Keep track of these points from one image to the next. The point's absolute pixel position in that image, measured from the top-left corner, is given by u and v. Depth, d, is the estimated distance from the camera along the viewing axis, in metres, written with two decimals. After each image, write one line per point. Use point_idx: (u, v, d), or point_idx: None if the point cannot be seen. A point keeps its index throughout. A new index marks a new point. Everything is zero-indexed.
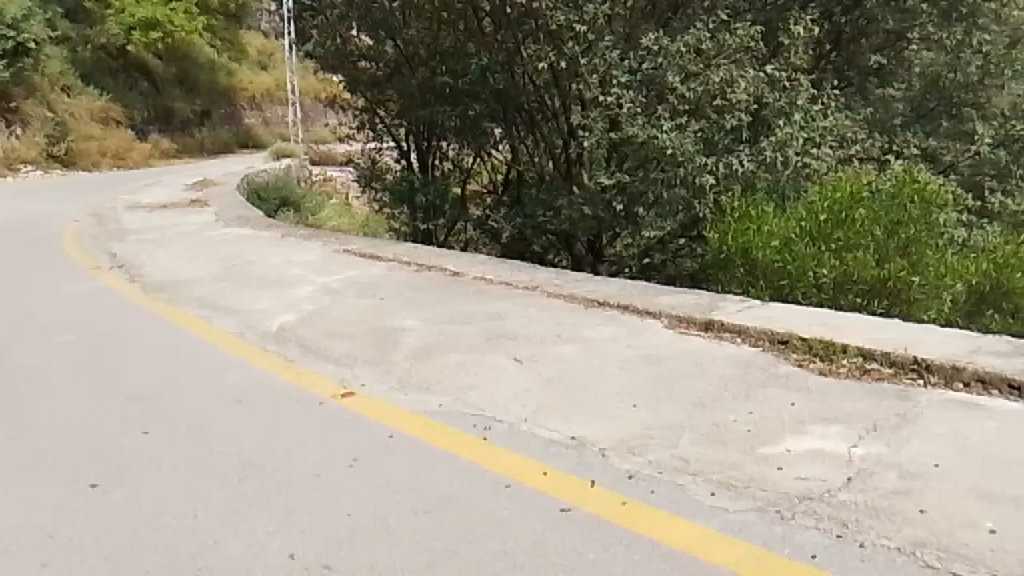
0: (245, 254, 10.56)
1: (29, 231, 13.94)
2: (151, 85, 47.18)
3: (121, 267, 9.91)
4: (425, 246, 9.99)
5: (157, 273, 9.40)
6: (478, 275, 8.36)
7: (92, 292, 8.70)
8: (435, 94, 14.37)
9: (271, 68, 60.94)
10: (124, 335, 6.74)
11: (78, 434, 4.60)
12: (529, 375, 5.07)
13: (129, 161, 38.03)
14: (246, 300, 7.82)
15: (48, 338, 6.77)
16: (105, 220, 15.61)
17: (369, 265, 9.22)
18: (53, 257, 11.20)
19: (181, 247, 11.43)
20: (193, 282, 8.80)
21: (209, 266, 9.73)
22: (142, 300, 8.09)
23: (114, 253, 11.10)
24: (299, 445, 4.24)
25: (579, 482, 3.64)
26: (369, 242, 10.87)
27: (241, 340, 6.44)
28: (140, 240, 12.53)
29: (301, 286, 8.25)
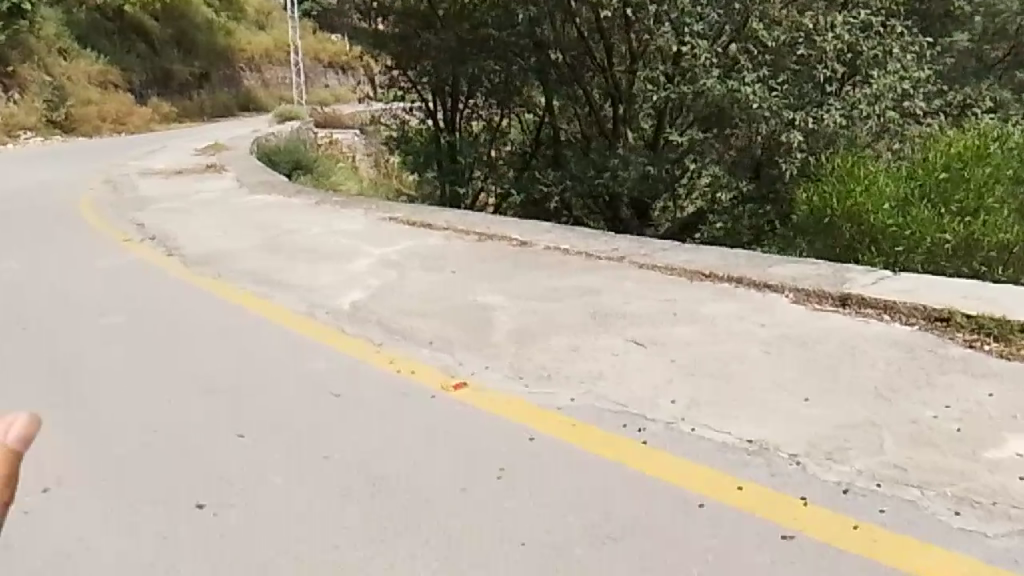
0: (283, 222, 9.87)
1: (43, 201, 13.19)
2: (149, 47, 45.88)
3: (153, 239, 9.23)
4: (477, 213, 9.27)
5: (192, 245, 8.70)
6: (547, 243, 7.69)
7: (126, 266, 8.00)
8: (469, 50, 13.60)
9: (269, 29, 59.53)
10: (175, 314, 6.07)
11: (160, 435, 3.99)
12: (662, 361, 4.43)
13: (130, 126, 37.04)
14: (301, 273, 7.17)
15: (91, 318, 6.09)
16: (122, 186, 14.86)
17: (423, 234, 8.55)
18: (73, 228, 10.47)
19: (208, 216, 10.72)
20: (235, 254, 8.11)
21: (247, 236, 9.02)
22: (185, 274, 7.41)
23: (141, 223, 10.41)
24: (427, 447, 3.65)
25: (786, 499, 3.05)
26: (410, 209, 10.12)
27: (311, 320, 5.80)
28: (163, 208, 11.81)
29: (358, 257, 7.59)
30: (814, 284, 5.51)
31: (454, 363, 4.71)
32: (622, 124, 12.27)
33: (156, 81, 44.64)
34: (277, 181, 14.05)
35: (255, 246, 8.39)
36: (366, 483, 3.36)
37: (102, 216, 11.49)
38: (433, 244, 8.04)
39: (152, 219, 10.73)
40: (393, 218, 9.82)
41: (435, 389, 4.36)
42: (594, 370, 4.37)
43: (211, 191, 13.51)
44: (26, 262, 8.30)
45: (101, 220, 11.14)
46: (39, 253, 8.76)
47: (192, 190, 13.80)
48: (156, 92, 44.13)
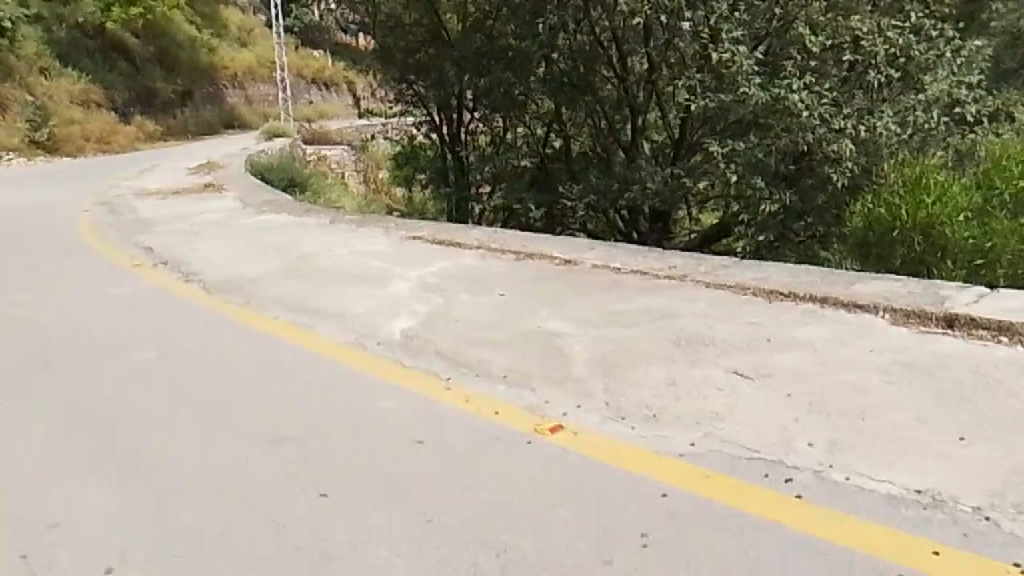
0: (301, 242, 9.37)
1: (40, 223, 12.58)
2: (130, 65, 45.12)
3: (165, 264, 8.69)
4: (507, 230, 8.81)
5: (210, 269, 8.18)
6: (592, 260, 7.21)
7: (144, 295, 7.46)
8: (484, 57, 13.34)
9: (251, 45, 59.06)
10: (210, 348, 5.55)
11: (225, 499, 3.47)
12: (778, 396, 4.00)
13: (114, 145, 36.34)
14: (337, 298, 6.67)
15: (118, 356, 5.56)
16: (119, 207, 14.27)
17: (456, 252, 8.10)
18: (77, 253, 9.89)
19: (218, 237, 10.18)
20: (259, 279, 7.60)
21: (267, 259, 8.50)
22: (211, 303, 6.88)
23: (148, 246, 9.86)
24: (547, 506, 3.18)
25: (996, 570, 2.62)
26: (433, 228, 9.63)
27: (362, 352, 5.29)
28: (168, 230, 11.25)
29: (394, 280, 7.11)
30: (909, 302, 5.10)
31: (538, 400, 4.22)
32: (639, 140, 12.30)
33: (139, 99, 43.89)
34: (283, 198, 13.53)
35: (279, 270, 7.88)
36: (491, 554, 2.89)
37: (105, 239, 10.93)
38: (470, 263, 7.57)
39: (159, 242, 10.17)
40: (417, 237, 9.33)
41: (526, 432, 3.86)
42: (705, 408, 3.92)
43: (215, 210, 12.98)
44: (35, 292, 7.75)
45: (105, 244, 10.56)
46: (46, 282, 8.20)
47: (195, 209, 13.25)
48: (139, 110, 43.36)
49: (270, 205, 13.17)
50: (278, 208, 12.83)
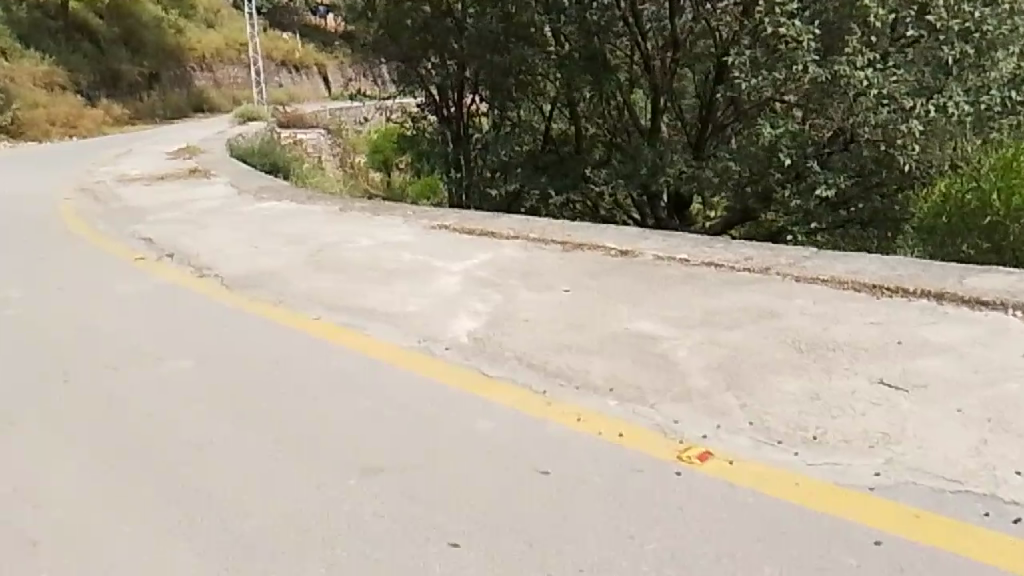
0: (316, 232, 8.69)
1: (18, 214, 11.61)
2: (94, 46, 43.35)
3: (172, 257, 7.95)
4: (544, 218, 8.17)
5: (225, 262, 7.42)
6: (650, 248, 6.60)
7: (158, 292, 6.68)
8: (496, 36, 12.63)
9: (219, 26, 57.47)
10: (255, 355, 4.88)
11: (330, 552, 2.84)
12: (948, 413, 3.49)
13: (81, 129, 34.95)
14: (380, 294, 6.04)
15: (148, 365, 4.85)
16: (102, 195, 13.39)
17: (494, 242, 7.50)
18: (68, 245, 9.01)
19: (220, 227, 9.37)
20: (283, 273, 6.87)
21: (285, 252, 7.75)
22: (238, 302, 6.14)
23: (147, 237, 9.10)
24: (743, 558, 2.64)
25: None
26: (460, 216, 8.94)
27: (430, 359, 4.64)
28: (162, 219, 10.40)
29: (437, 274, 6.49)
30: None
31: (665, 420, 3.64)
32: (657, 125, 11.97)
33: (104, 82, 42.21)
34: (281, 184, 12.69)
35: (303, 263, 7.22)
36: None
37: (94, 229, 10.04)
38: (516, 254, 6.92)
39: (156, 232, 9.33)
40: (444, 226, 8.65)
41: (667, 459, 3.29)
42: (871, 429, 3.40)
43: (209, 197, 12.11)
44: (31, 291, 6.93)
45: (96, 234, 9.68)
46: (41, 278, 7.36)
47: (186, 196, 12.36)
48: (104, 93, 41.68)
49: (269, 191, 12.34)
50: (278, 194, 12.02)
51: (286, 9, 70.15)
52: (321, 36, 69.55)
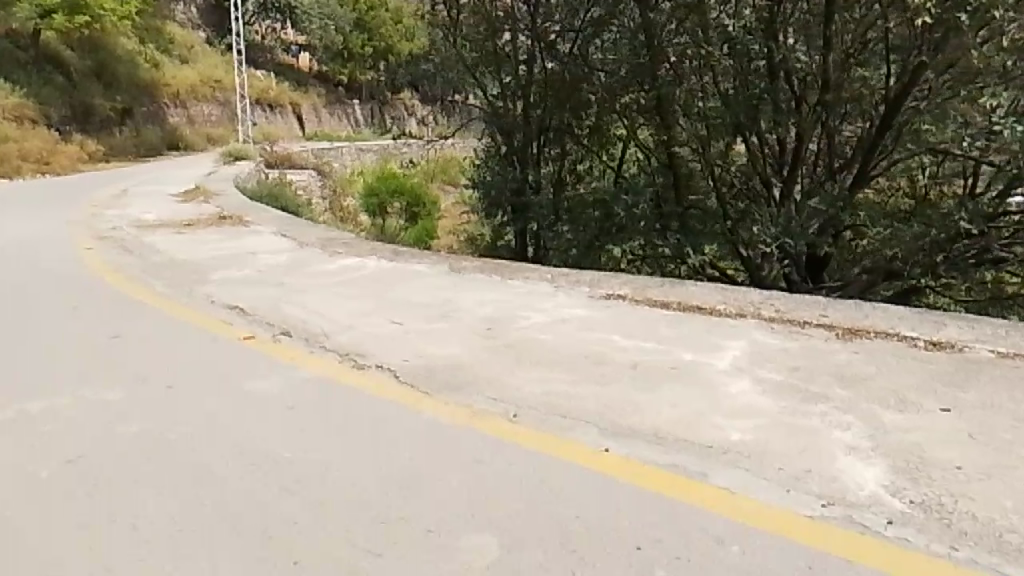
0: (458, 299, 6.93)
1: (37, 269, 9.49)
2: (65, 78, 40.73)
3: (289, 336, 6.09)
4: (755, 289, 6.39)
5: (372, 350, 5.54)
6: (968, 341, 5.00)
7: (312, 391, 4.80)
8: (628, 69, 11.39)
9: (193, 63, 55.48)
10: (587, 527, 3.10)
11: None
12: None
13: (55, 166, 32.50)
14: (658, 400, 4.29)
15: (430, 547, 3.01)
16: (128, 244, 11.37)
17: (721, 318, 5.82)
18: (130, 313, 7.00)
19: (319, 291, 7.47)
20: (476, 366, 5.04)
21: (443, 331, 5.93)
22: (452, 416, 4.32)
23: (233, 303, 7.20)
24: None
25: None
26: (624, 280, 7.18)
27: (874, 545, 2.92)
28: (228, 278, 8.42)
29: (704, 366, 4.77)
30: None
31: None
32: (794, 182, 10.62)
33: (75, 116, 39.59)
34: (348, 236, 10.83)
35: (488, 347, 5.46)
36: None
37: (149, 290, 8.02)
38: (782, 340, 5.22)
39: (238, 298, 7.40)
40: (615, 294, 6.70)
41: None
42: None
43: (268, 250, 10.17)
44: (125, 392, 4.94)
45: (156, 297, 7.67)
46: (126, 370, 5.38)
47: (237, 249, 10.39)
48: (75, 128, 39.06)
49: (338, 243, 10.47)
50: (352, 247, 10.18)
51: (260, 48, 68.23)
52: (294, 74, 67.67)
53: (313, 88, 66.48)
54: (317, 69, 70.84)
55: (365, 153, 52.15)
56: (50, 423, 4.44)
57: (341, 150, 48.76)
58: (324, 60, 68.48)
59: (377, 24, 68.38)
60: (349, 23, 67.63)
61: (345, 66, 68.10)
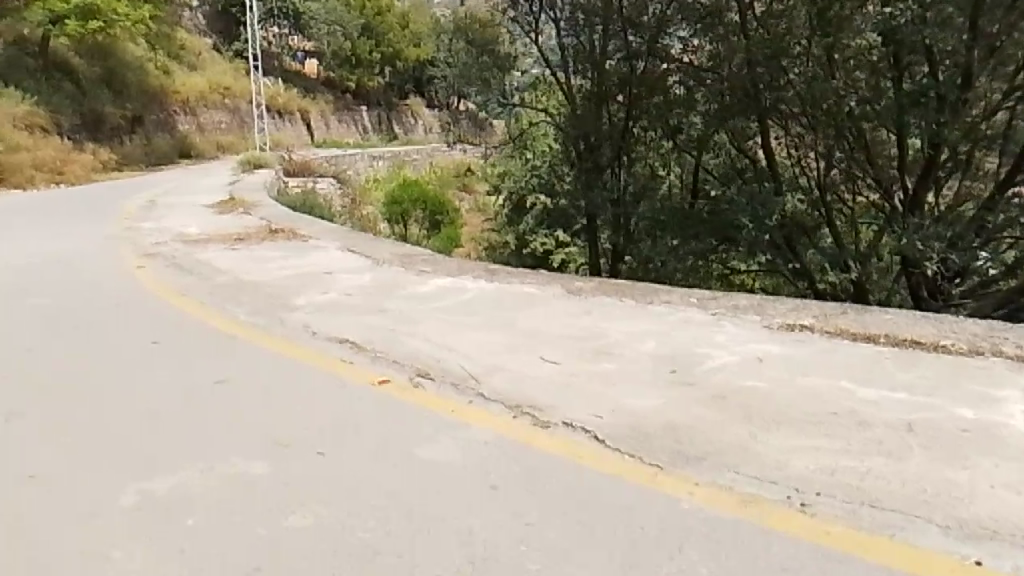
0: (607, 329, 5.94)
1: (92, 294, 8.46)
2: (74, 85, 39.56)
3: (428, 382, 5.06)
4: (971, 319, 5.45)
5: (549, 396, 4.54)
6: None
7: (508, 459, 3.80)
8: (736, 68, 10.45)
9: (202, 70, 54.43)
10: None
11: None
12: None
13: (68, 176, 31.40)
14: (986, 479, 3.32)
15: None
16: (182, 261, 10.35)
17: (956, 357, 4.86)
18: (222, 350, 5.97)
19: (435, 322, 6.49)
20: (702, 424, 4.04)
21: (621, 371, 4.94)
22: (715, 501, 3.32)
23: (340, 336, 6.17)
24: None
25: None
26: (793, 306, 6.21)
27: None
28: (318, 304, 7.44)
29: (1003, 427, 3.80)
30: None
31: None
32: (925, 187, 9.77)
33: (85, 125, 38.50)
34: (426, 252, 9.83)
35: (693, 394, 4.48)
36: None
37: (231, 319, 7.00)
38: None
39: (343, 328, 6.40)
40: (797, 325, 5.73)
41: None
42: None
43: (344, 269, 9.18)
44: (266, 463, 3.91)
45: (242, 328, 6.65)
46: (253, 431, 4.35)
47: (308, 268, 9.38)
48: (85, 136, 37.97)
49: (419, 261, 9.48)
50: (436, 265, 9.18)
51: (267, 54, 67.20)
52: (302, 81, 66.69)
53: (322, 95, 65.51)
54: (324, 76, 69.83)
55: (377, 161, 51.11)
56: (193, 514, 3.40)
57: (354, 157, 47.72)
58: (332, 66, 67.42)
59: (384, 30, 67.35)
60: (358, 29, 66.38)
61: (353, 72, 67.04)
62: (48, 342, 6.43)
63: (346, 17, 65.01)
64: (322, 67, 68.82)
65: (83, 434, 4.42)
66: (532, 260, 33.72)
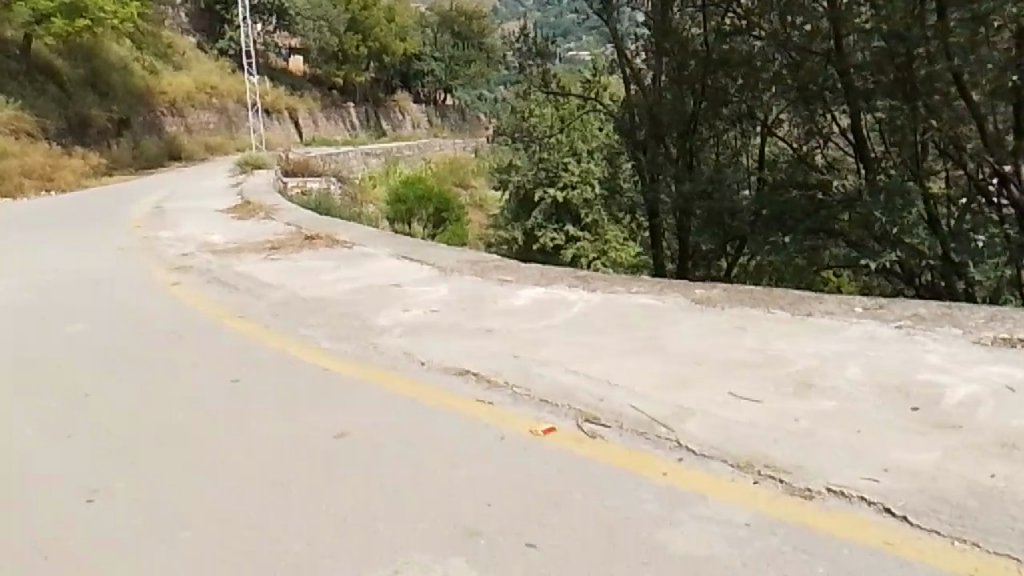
0: (781, 349, 5.00)
1: (135, 315, 7.44)
2: (58, 88, 37.99)
3: (599, 425, 4.10)
4: None
5: (783, 450, 3.62)
6: None
7: (801, 551, 2.86)
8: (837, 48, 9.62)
9: (186, 69, 52.85)
10: None
11: None
12: None
13: (59, 181, 29.98)
14: None
15: None
16: (222, 275, 9.27)
17: None
18: (322, 387, 4.97)
19: (562, 343, 5.52)
20: (1021, 486, 3.12)
21: (846, 410, 4.01)
22: None
23: (456, 367, 5.16)
24: None
25: None
26: (987, 314, 5.30)
27: None
28: (406, 324, 6.44)
29: None
30: None
31: None
32: None
33: (71, 128, 36.98)
34: (497, 257, 8.84)
35: (967, 440, 3.56)
36: None
37: (312, 346, 5.99)
38: None
39: (457, 356, 5.42)
40: (1015, 338, 4.81)
41: None
42: None
43: (415, 281, 8.17)
44: (469, 561, 2.94)
45: (332, 358, 5.63)
46: (421, 507, 3.37)
47: (371, 280, 8.38)
48: (72, 141, 36.51)
49: (493, 268, 8.47)
50: (515, 271, 8.20)
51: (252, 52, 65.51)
52: (288, 78, 65.08)
53: (308, 92, 64.01)
54: (310, 72, 68.24)
55: (371, 158, 49.80)
56: None
57: (348, 154, 46.43)
58: (318, 62, 65.80)
59: (371, 23, 65.63)
60: (344, 23, 64.64)
61: (340, 68, 65.49)
62: (108, 382, 5.39)
63: (332, 12, 63.31)
64: (309, 64, 67.23)
65: (202, 518, 3.41)
66: (541, 257, 32.70)
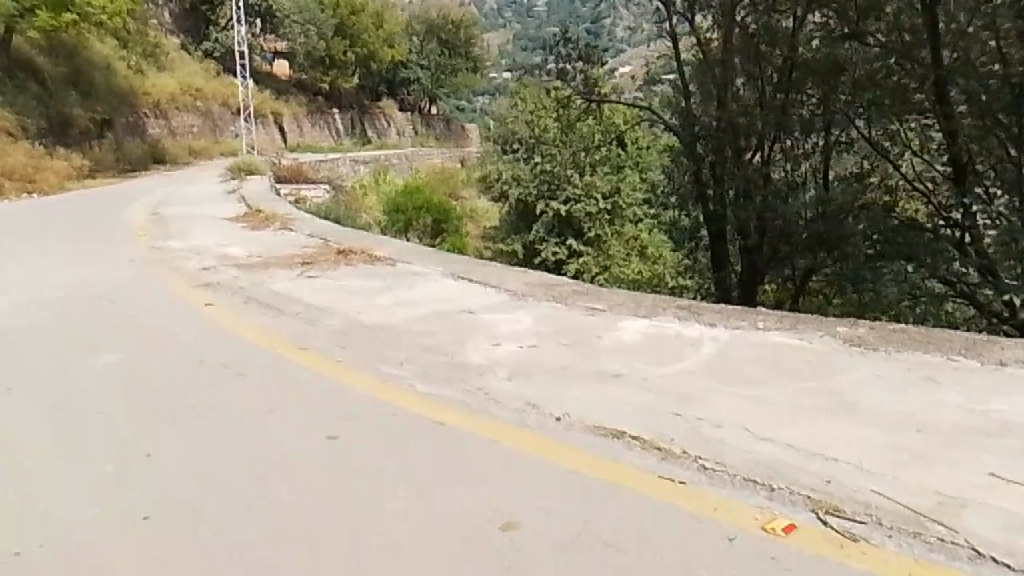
0: (1006, 411, 4.11)
1: (174, 344, 6.42)
2: (39, 86, 36.41)
3: (847, 524, 3.19)
4: None
5: None
6: None
7: None
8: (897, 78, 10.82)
9: (170, 70, 51.42)
10: None
11: None
12: None
13: (42, 183, 28.55)
14: None
15: None
16: (260, 293, 8.24)
17: None
18: (449, 452, 4.00)
19: (720, 393, 4.58)
20: None
21: None
22: None
23: (605, 426, 4.19)
24: None
25: None
26: None
27: None
28: (508, 362, 5.48)
29: None
30: None
31: None
32: None
33: (52, 128, 35.46)
34: (571, 281, 7.91)
35: None
36: None
37: (405, 391, 5.02)
38: None
39: (598, 408, 4.45)
40: None
41: None
42: None
43: (488, 307, 7.21)
44: None
45: (440, 409, 4.65)
46: None
47: (435, 304, 7.40)
48: (53, 141, 34.98)
49: (573, 294, 7.53)
50: (601, 297, 7.28)
51: None
52: (273, 83, 63.77)
53: (294, 98, 62.76)
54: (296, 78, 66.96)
55: (359, 165, 48.70)
56: None
57: (337, 162, 45.29)
58: (305, 68, 64.62)
59: (359, 30, 64.64)
60: (332, 28, 63.42)
61: (326, 73, 64.36)
62: (172, 438, 4.36)
63: (319, 17, 62.18)
64: (295, 69, 65.96)
65: None
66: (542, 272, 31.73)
